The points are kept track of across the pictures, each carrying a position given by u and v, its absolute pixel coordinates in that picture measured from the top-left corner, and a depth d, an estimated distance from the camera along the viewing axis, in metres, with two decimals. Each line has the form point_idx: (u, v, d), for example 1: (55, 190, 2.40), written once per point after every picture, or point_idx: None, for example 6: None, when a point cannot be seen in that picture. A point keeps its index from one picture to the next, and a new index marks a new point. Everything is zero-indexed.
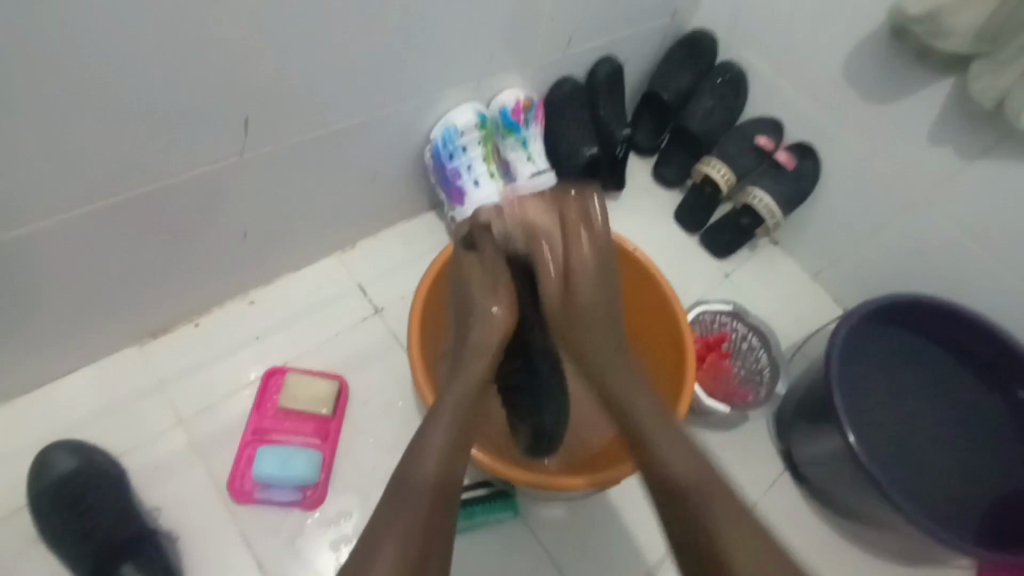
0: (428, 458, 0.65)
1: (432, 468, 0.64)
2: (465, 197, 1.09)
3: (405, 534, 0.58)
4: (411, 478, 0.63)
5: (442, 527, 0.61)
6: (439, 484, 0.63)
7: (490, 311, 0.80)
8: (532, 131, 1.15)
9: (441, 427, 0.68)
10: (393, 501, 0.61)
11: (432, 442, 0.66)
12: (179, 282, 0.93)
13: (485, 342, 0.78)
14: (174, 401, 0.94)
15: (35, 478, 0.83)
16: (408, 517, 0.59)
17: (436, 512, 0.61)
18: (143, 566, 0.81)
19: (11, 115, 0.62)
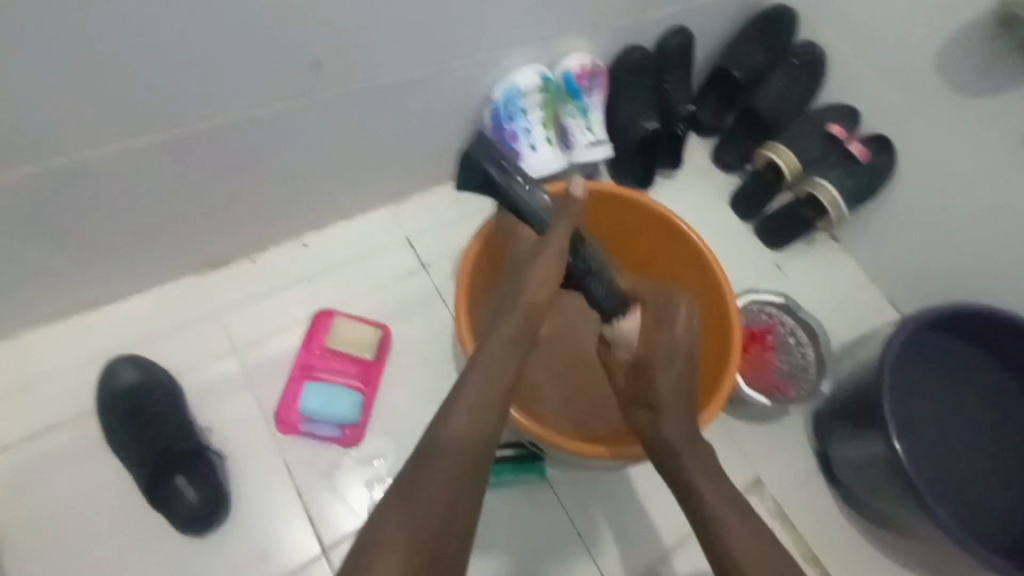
0: (460, 424, 0.62)
1: (462, 428, 0.61)
2: (521, 161, 1.07)
3: (436, 494, 0.57)
4: (440, 443, 0.60)
5: (472, 484, 0.59)
6: (468, 440, 0.61)
7: (542, 275, 0.73)
8: (593, 99, 1.11)
9: (475, 387, 0.65)
10: (423, 457, 0.59)
11: (462, 396, 0.64)
12: (240, 218, 0.97)
13: (533, 307, 0.72)
14: (229, 331, 0.98)
15: (104, 385, 0.89)
16: (439, 478, 0.57)
17: (465, 466, 0.59)
18: (193, 479, 0.86)
19: (102, 37, 0.64)
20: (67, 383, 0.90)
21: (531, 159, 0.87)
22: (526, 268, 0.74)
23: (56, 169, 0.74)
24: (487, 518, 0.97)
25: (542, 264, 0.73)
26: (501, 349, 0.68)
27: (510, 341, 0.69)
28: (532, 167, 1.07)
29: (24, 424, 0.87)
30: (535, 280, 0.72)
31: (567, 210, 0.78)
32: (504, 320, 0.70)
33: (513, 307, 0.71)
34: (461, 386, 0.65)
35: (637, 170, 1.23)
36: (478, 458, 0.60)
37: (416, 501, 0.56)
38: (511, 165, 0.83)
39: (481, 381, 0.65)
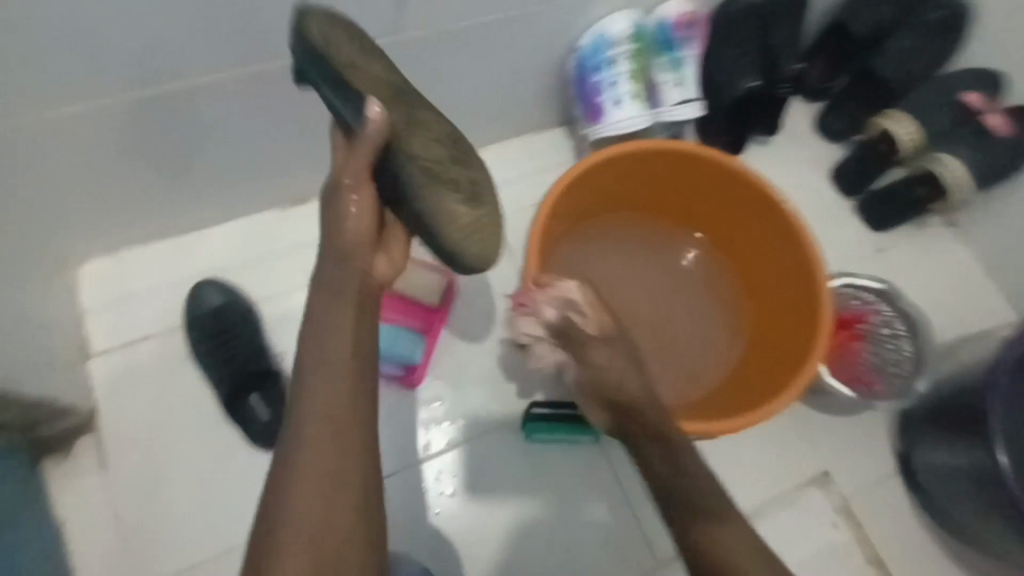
0: (314, 418, 0.54)
1: (319, 417, 0.55)
2: (603, 116, 1.01)
3: (303, 498, 0.52)
4: (298, 439, 0.54)
5: (345, 477, 0.54)
6: (338, 421, 0.55)
7: (354, 224, 0.60)
8: (688, 53, 1.03)
9: (323, 376, 0.56)
10: (285, 459, 0.54)
11: (305, 392, 0.55)
12: (320, 156, 0.99)
13: (356, 260, 0.61)
14: (304, 264, 1.02)
15: (191, 305, 0.95)
16: (308, 474, 0.52)
17: (337, 453, 0.54)
18: (267, 400, 0.92)
19: None
20: (160, 298, 0.97)
21: (372, 48, 0.62)
22: (329, 218, 0.61)
23: (162, 92, 0.77)
24: (535, 472, 0.98)
25: (347, 205, 0.60)
26: (330, 317, 0.58)
27: (345, 291, 0.60)
28: (615, 123, 1.01)
29: (123, 331, 0.95)
30: (348, 224, 0.60)
31: (381, 132, 0.57)
32: (319, 286, 0.60)
33: (342, 265, 0.61)
34: (302, 387, 0.56)
35: (725, 135, 1.14)
36: (345, 438, 0.54)
37: (298, 490, 0.52)
38: (326, 49, 0.58)
39: (321, 372, 0.56)
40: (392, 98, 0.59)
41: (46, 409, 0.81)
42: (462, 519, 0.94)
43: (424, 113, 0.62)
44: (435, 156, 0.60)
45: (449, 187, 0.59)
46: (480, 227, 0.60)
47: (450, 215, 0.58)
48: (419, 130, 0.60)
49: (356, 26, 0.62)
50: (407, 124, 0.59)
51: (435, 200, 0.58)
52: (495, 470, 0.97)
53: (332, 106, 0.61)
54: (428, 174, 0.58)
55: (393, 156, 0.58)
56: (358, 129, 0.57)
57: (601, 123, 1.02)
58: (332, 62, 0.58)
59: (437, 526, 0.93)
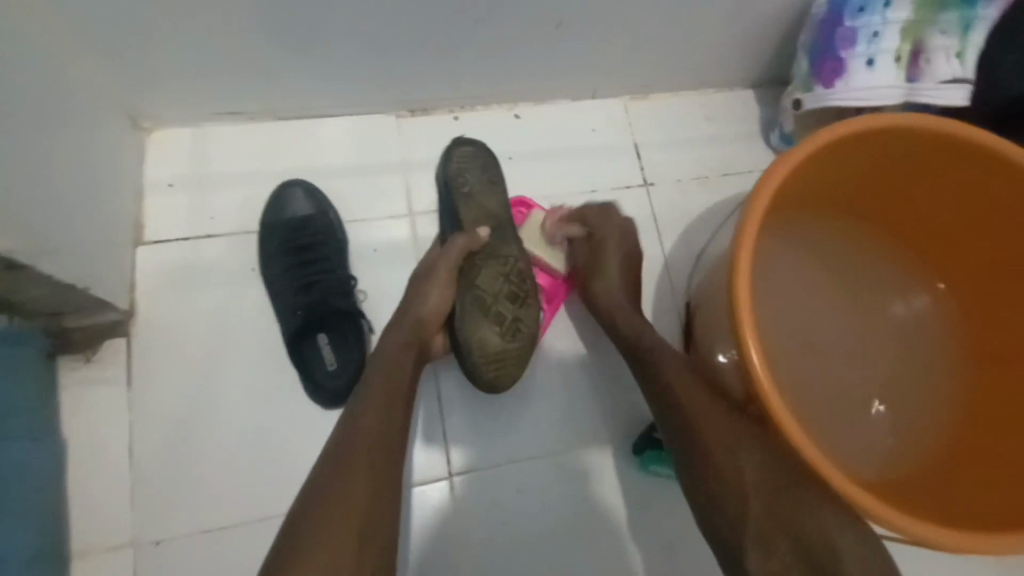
0: (357, 442, 0.51)
1: (360, 440, 0.52)
2: (844, 75, 0.75)
3: (335, 511, 0.46)
4: (337, 457, 0.50)
5: (378, 497, 0.49)
6: (382, 442, 0.52)
7: (431, 307, 0.67)
8: (987, 15, 0.73)
9: (375, 405, 0.55)
10: (321, 481, 0.49)
11: (363, 409, 0.54)
12: (460, 57, 0.77)
13: (422, 331, 0.66)
14: (410, 189, 0.82)
15: (272, 207, 0.77)
16: (349, 485, 0.48)
17: (378, 468, 0.50)
18: (337, 346, 0.73)
19: None
20: (234, 193, 0.79)
21: (493, 178, 0.80)
22: (413, 293, 0.69)
23: None
24: (638, 511, 0.77)
25: (433, 286, 0.68)
26: (393, 367, 0.60)
27: (410, 355, 0.62)
28: (859, 87, 0.74)
29: (182, 221, 0.77)
30: (426, 308, 0.67)
31: (473, 243, 0.72)
32: (390, 340, 0.63)
33: (404, 322, 0.65)
34: (356, 407, 0.55)
35: None
36: (388, 456, 0.52)
37: (334, 495, 0.47)
38: (459, 179, 0.78)
39: (373, 402, 0.55)
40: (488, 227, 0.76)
41: (80, 298, 0.64)
42: (540, 547, 0.74)
43: (507, 246, 0.76)
44: (491, 286, 0.72)
45: (492, 320, 0.71)
46: (504, 359, 0.71)
47: (487, 332, 0.71)
48: (494, 263, 0.74)
49: (492, 159, 0.81)
50: (485, 255, 0.74)
51: (480, 328, 0.70)
52: (592, 493, 0.77)
53: (447, 217, 0.78)
54: (475, 311, 0.71)
55: (467, 279, 0.72)
56: (454, 243, 0.71)
57: (837, 83, 0.76)
58: (457, 190, 0.78)
59: (509, 549, 0.74)
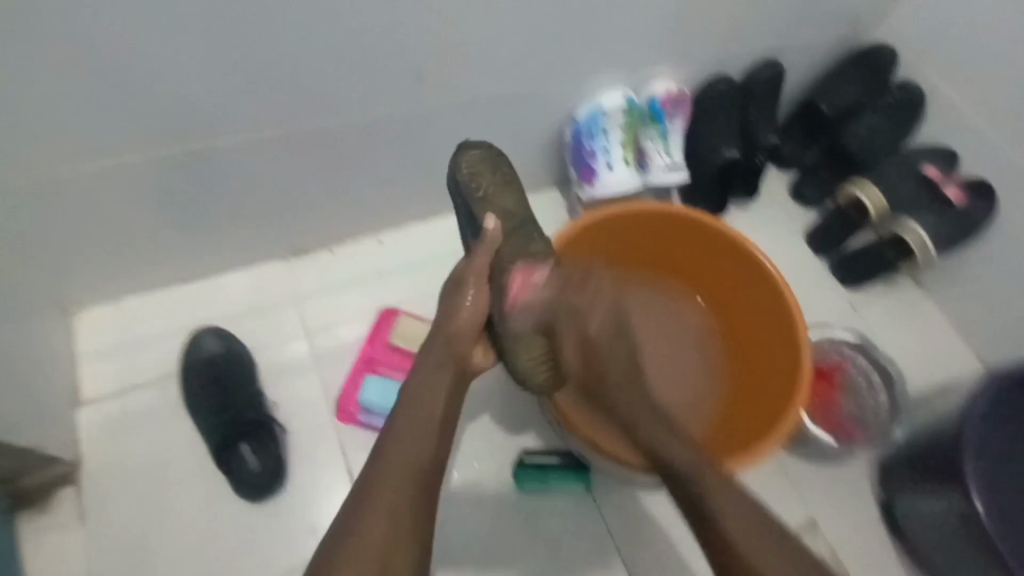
0: (393, 457, 0.65)
1: (397, 457, 0.65)
2: (598, 178, 1.08)
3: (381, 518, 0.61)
4: (379, 470, 0.64)
5: (421, 503, 0.64)
6: (417, 455, 0.66)
7: (466, 316, 0.77)
8: (675, 125, 1.11)
9: (411, 424, 0.68)
10: (367, 488, 0.63)
11: (402, 421, 0.68)
12: (326, 211, 1.02)
13: (456, 345, 0.76)
14: (305, 315, 1.04)
15: (188, 353, 0.96)
16: (394, 492, 0.63)
17: (419, 479, 0.65)
18: (256, 449, 0.90)
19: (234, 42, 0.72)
20: (156, 347, 0.97)
21: (506, 176, 0.87)
22: (449, 305, 0.78)
23: (188, 146, 0.81)
24: (526, 526, 0.97)
25: (465, 298, 0.78)
26: (429, 383, 0.72)
27: (445, 370, 0.74)
28: (609, 186, 1.08)
29: (116, 379, 0.94)
30: (462, 316, 0.77)
31: (495, 243, 0.80)
32: (427, 358, 0.74)
33: (439, 342, 0.75)
34: (394, 420, 0.68)
35: (712, 198, 1.21)
36: (425, 465, 0.66)
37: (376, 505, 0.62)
38: (473, 182, 0.85)
39: (409, 422, 0.68)
40: (510, 238, 0.84)
41: (36, 459, 0.80)
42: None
43: (534, 245, 0.85)
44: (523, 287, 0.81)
45: (533, 330, 0.80)
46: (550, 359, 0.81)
47: (522, 339, 0.79)
48: (525, 258, 0.82)
49: (500, 158, 0.88)
50: (516, 253, 0.82)
51: (525, 339, 0.79)
52: (488, 524, 0.96)
53: (466, 221, 0.86)
54: (518, 317, 0.79)
55: (500, 277, 0.81)
56: (484, 243, 0.80)
57: (594, 185, 1.08)
58: (473, 193, 0.85)
59: None
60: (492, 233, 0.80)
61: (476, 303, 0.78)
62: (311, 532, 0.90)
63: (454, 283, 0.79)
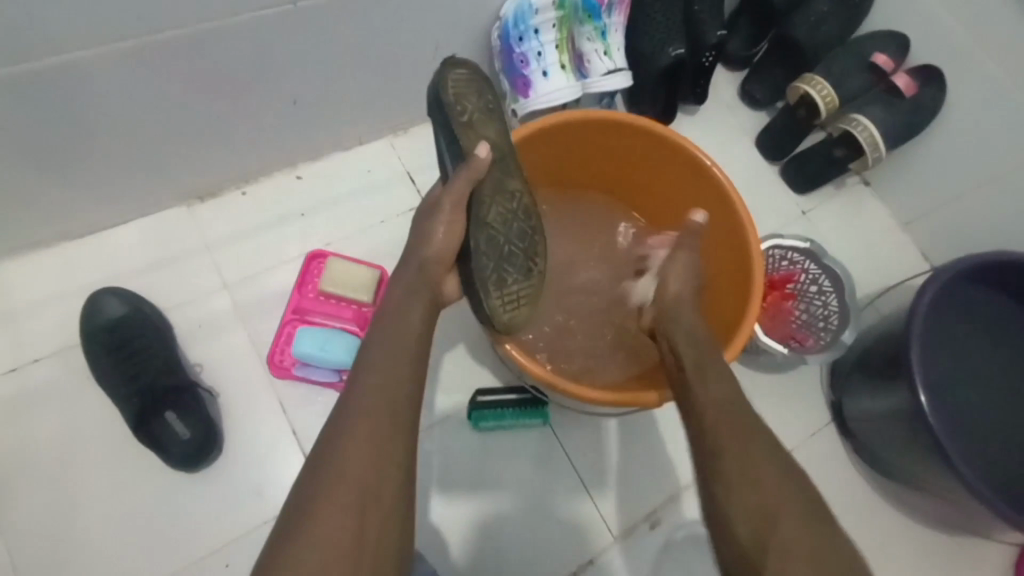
0: (364, 397, 0.58)
1: (370, 390, 0.59)
2: (531, 89, 0.97)
3: (354, 458, 0.54)
4: (350, 406, 0.58)
5: (400, 440, 0.57)
6: (387, 395, 0.58)
7: (437, 248, 0.69)
8: (613, 21, 1.02)
9: (383, 354, 0.61)
10: (341, 425, 0.57)
11: (371, 358, 0.61)
12: (226, 144, 0.89)
13: (429, 274, 0.69)
14: (220, 265, 0.94)
15: (87, 318, 0.86)
16: (371, 434, 0.56)
17: (396, 418, 0.58)
18: (184, 416, 0.84)
19: None
20: (49, 316, 0.87)
21: (491, 105, 0.71)
22: (421, 231, 0.69)
23: (22, 74, 0.66)
24: (483, 462, 0.95)
25: (439, 226, 0.68)
26: (397, 316, 0.65)
27: (414, 300, 0.66)
28: (544, 96, 0.97)
29: (7, 356, 0.85)
30: (432, 247, 0.69)
31: (479, 171, 0.67)
32: (395, 289, 0.68)
33: (410, 271, 0.69)
34: (363, 361, 0.61)
35: (657, 103, 1.12)
36: (395, 404, 0.58)
37: (342, 451, 0.55)
38: (456, 105, 0.68)
39: (380, 353, 0.61)
40: (494, 166, 0.69)
41: None
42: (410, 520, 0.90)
43: (513, 180, 0.71)
44: (505, 221, 0.70)
45: (508, 261, 0.69)
46: (517, 299, 0.70)
47: (495, 276, 0.68)
48: (502, 198, 0.70)
49: (486, 82, 0.72)
50: (493, 190, 0.69)
51: (496, 269, 0.68)
52: (447, 464, 0.94)
53: (444, 145, 0.70)
54: (491, 243, 0.68)
55: (476, 214, 0.68)
56: (464, 173, 0.67)
57: (529, 97, 0.97)
58: (455, 117, 0.68)
59: None
60: (484, 160, 0.67)
61: (449, 236, 0.69)
62: (258, 494, 0.86)
63: (433, 207, 0.70)
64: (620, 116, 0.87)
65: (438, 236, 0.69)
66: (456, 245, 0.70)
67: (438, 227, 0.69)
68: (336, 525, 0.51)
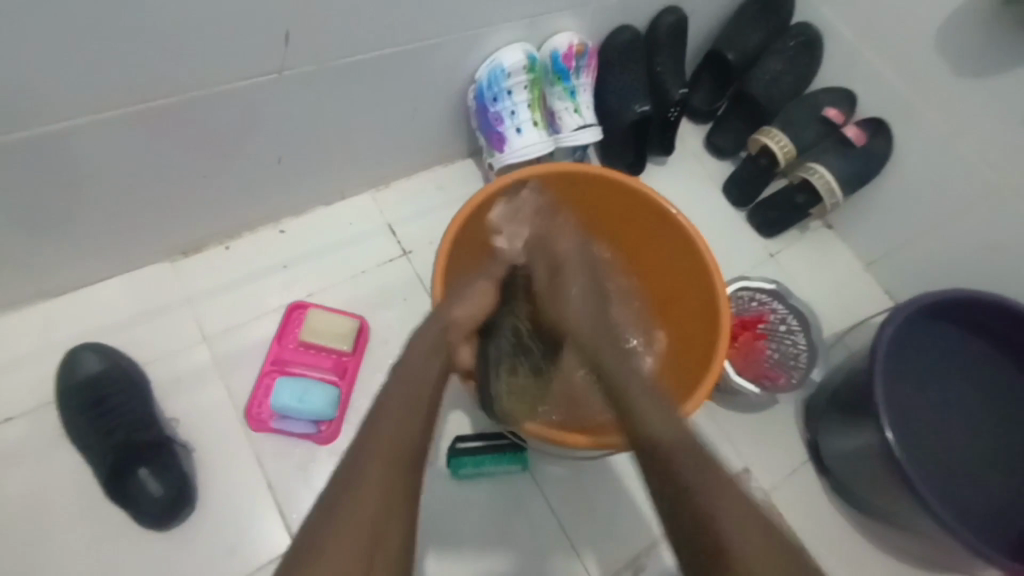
0: (379, 443, 0.58)
1: (385, 442, 0.58)
2: (506, 144, 1.03)
3: (367, 505, 0.54)
4: (361, 457, 0.57)
5: (408, 491, 0.57)
6: (403, 443, 0.59)
7: (464, 314, 0.77)
8: (582, 82, 1.08)
9: (394, 412, 0.61)
10: (351, 474, 0.56)
11: (388, 407, 0.62)
12: (211, 201, 0.93)
13: (451, 337, 0.74)
14: (200, 318, 0.95)
15: (64, 374, 0.86)
16: (385, 483, 0.56)
17: (408, 468, 0.58)
18: (159, 472, 0.82)
19: (51, 18, 0.61)
20: (27, 374, 0.87)
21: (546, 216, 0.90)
22: (457, 292, 0.79)
23: (14, 140, 0.69)
24: (464, 511, 0.94)
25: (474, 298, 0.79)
26: (417, 374, 0.67)
27: (435, 358, 0.70)
28: (518, 151, 1.03)
29: None
30: (456, 315, 0.77)
31: (511, 262, 0.84)
32: (413, 351, 0.70)
33: (429, 332, 0.73)
34: (381, 407, 0.62)
35: (627, 155, 1.18)
36: (406, 454, 0.59)
37: (358, 496, 0.54)
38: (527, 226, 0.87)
39: (397, 406, 0.62)
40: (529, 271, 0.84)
41: None
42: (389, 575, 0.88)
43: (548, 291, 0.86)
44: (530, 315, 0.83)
45: None
46: None
47: None
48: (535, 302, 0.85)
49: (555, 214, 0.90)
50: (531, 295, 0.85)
51: (507, 351, 0.80)
52: (428, 513, 0.93)
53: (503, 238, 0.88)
54: None
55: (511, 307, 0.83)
56: (502, 264, 0.84)
57: (504, 151, 1.03)
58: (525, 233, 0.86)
59: None
60: (511, 257, 0.84)
61: (468, 309, 0.77)
62: (234, 551, 0.84)
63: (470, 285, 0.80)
64: (627, 180, 0.93)
65: (467, 309, 0.77)
66: (474, 316, 0.78)
67: (471, 299, 0.78)
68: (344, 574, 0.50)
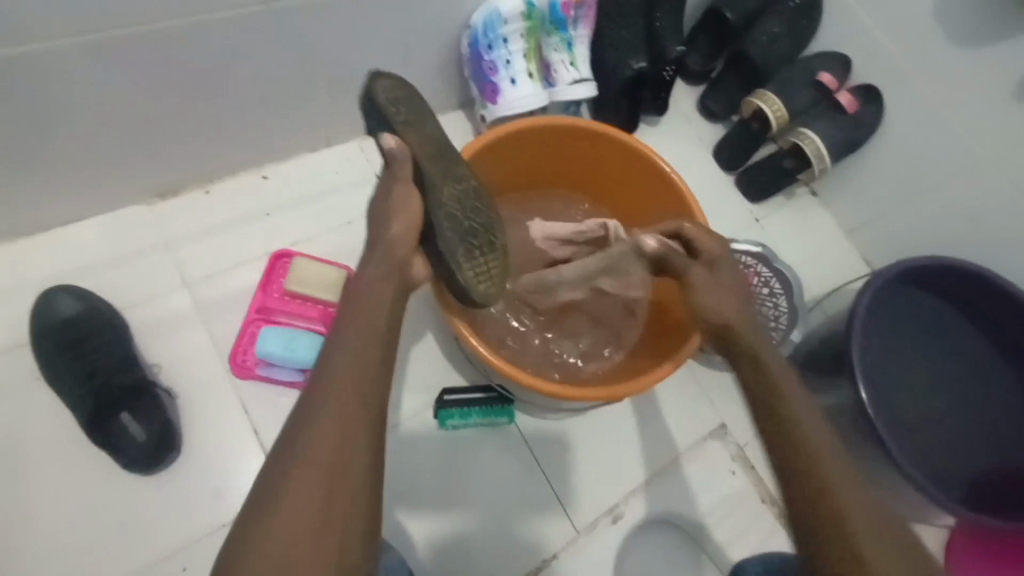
0: (335, 377, 0.58)
1: (338, 376, 0.58)
2: (499, 95, 1.00)
3: (323, 439, 0.54)
4: (317, 393, 0.57)
5: (367, 423, 0.57)
6: (359, 377, 0.58)
7: (399, 230, 0.69)
8: (579, 34, 1.05)
9: (352, 340, 0.61)
10: (306, 411, 0.56)
11: (343, 342, 0.61)
12: (191, 142, 0.88)
13: (394, 254, 0.69)
14: (180, 263, 0.92)
15: (38, 316, 0.83)
16: (339, 416, 0.56)
17: (366, 401, 0.57)
18: (140, 416, 0.81)
19: None
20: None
21: (421, 106, 0.73)
22: (377, 217, 0.71)
23: None
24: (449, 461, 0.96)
25: (395, 214, 0.69)
26: (370, 303, 0.64)
27: (389, 286, 0.67)
28: (511, 102, 1.00)
29: None
30: (394, 233, 0.69)
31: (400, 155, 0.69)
32: (365, 273, 0.67)
33: (376, 254, 0.69)
34: (334, 342, 0.61)
35: (621, 112, 1.16)
36: (362, 386, 0.58)
37: (314, 431, 0.55)
38: (390, 108, 0.70)
39: (351, 339, 0.61)
40: (434, 155, 0.72)
41: None
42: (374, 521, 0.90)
43: (459, 166, 0.74)
44: (458, 202, 0.72)
45: (469, 236, 0.72)
46: (490, 271, 0.73)
47: (463, 246, 0.71)
48: (451, 180, 0.72)
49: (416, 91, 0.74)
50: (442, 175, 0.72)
51: (458, 252, 0.70)
52: (414, 463, 0.94)
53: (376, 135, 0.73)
54: (457, 225, 0.71)
55: (431, 196, 0.70)
56: (394, 168, 0.70)
57: (497, 103, 1.00)
58: (392, 117, 0.70)
59: None
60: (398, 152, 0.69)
61: (402, 226, 0.69)
62: (217, 496, 0.84)
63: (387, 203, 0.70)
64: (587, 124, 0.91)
65: (398, 228, 0.69)
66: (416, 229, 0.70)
67: (394, 218, 0.69)
68: (305, 505, 0.51)
